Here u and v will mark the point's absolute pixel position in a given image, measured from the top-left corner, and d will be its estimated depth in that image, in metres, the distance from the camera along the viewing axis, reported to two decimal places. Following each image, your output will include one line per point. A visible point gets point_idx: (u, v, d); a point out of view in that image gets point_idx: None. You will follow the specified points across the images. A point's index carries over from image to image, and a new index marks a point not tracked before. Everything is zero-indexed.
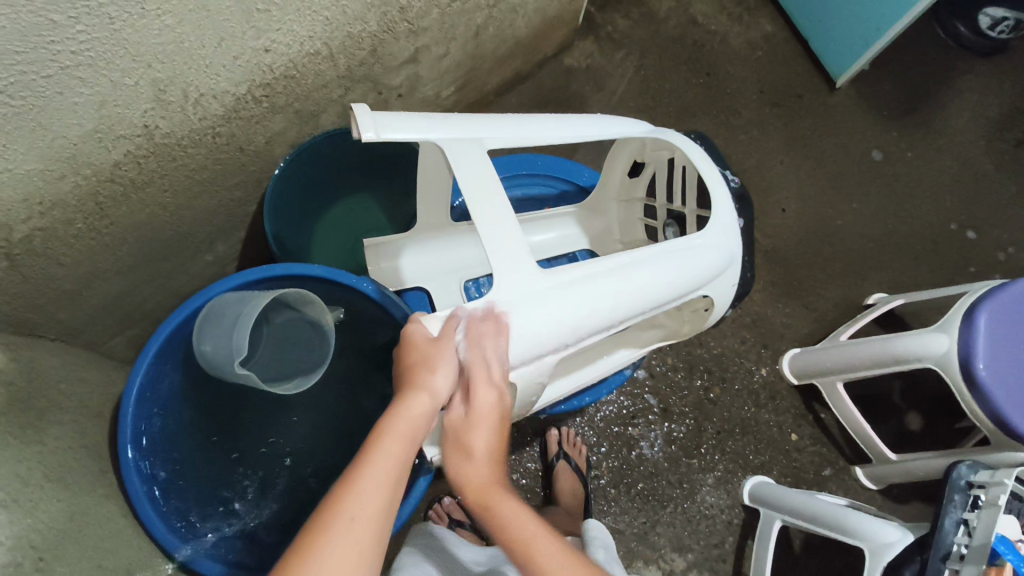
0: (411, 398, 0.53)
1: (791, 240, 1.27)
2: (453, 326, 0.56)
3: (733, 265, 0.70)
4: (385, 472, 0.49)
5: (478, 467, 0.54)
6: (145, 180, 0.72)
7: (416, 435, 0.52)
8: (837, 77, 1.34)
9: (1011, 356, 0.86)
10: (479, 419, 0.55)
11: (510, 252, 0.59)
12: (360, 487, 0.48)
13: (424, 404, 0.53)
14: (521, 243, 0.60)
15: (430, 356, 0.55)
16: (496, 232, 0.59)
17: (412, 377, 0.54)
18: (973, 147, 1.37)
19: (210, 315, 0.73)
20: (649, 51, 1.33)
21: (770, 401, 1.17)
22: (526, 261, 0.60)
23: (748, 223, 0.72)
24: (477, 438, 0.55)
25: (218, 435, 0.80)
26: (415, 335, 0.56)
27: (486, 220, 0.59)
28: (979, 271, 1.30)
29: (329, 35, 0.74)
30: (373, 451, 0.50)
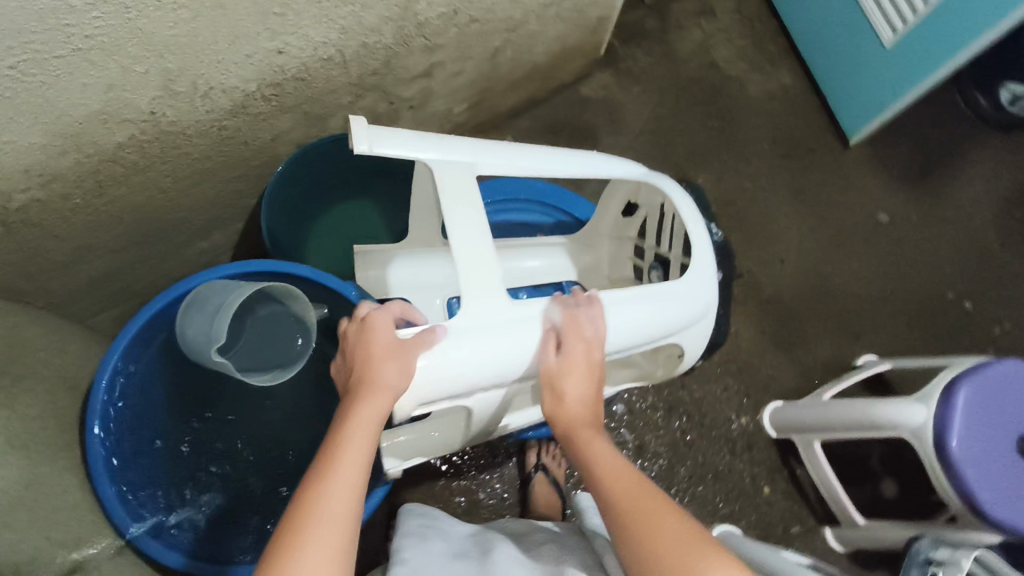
0: (365, 400, 0.54)
1: (785, 292, 1.27)
2: (421, 342, 0.56)
3: (708, 316, 0.70)
4: (351, 470, 0.51)
5: (574, 410, 0.62)
6: (147, 163, 0.73)
7: (372, 433, 0.54)
8: (850, 135, 1.34)
9: (987, 438, 0.85)
10: (575, 366, 0.61)
11: (484, 279, 0.60)
12: (330, 485, 0.49)
13: (376, 404, 0.54)
14: (496, 272, 0.61)
15: (388, 355, 0.55)
16: (472, 259, 0.60)
17: (369, 373, 0.55)
18: (980, 219, 1.37)
19: (194, 302, 0.73)
20: (665, 90, 1.34)
21: (746, 451, 1.16)
22: (499, 290, 0.60)
23: (728, 277, 0.73)
24: (573, 384, 0.62)
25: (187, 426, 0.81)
26: (376, 333, 0.57)
27: (463, 244, 0.60)
28: (973, 343, 1.29)
29: (343, 43, 0.76)
30: (333, 456, 0.51)
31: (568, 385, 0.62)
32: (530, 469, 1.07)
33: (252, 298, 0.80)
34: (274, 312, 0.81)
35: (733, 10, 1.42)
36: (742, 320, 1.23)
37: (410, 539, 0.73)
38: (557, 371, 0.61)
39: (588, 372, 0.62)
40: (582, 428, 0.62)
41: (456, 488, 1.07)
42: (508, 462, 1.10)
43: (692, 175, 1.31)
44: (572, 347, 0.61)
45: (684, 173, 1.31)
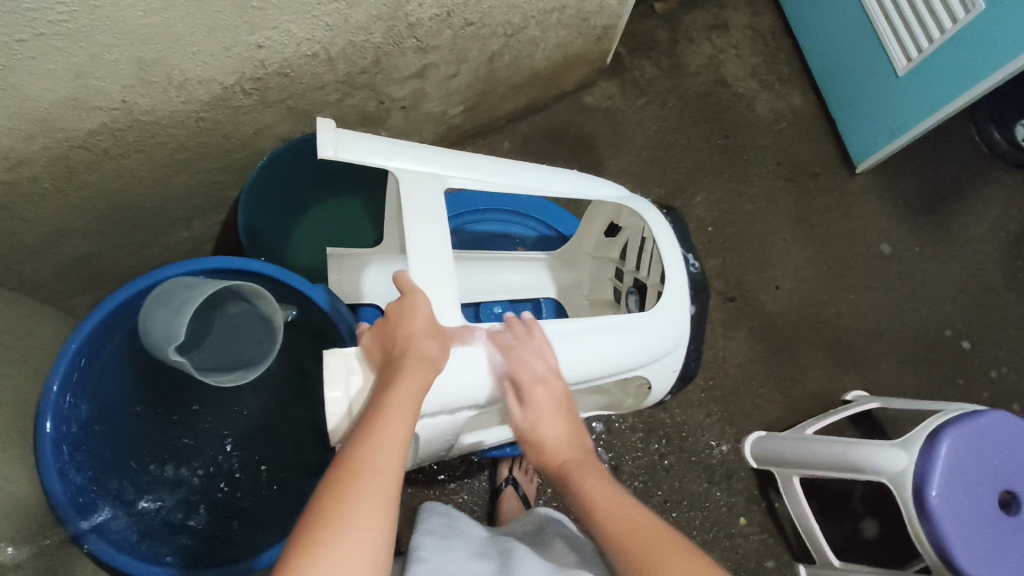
0: (406, 373, 0.51)
1: (779, 320, 1.24)
2: (458, 332, 0.56)
3: (678, 352, 0.68)
4: (395, 444, 0.49)
5: (558, 445, 0.61)
6: (120, 152, 0.71)
7: (413, 406, 0.51)
8: (858, 163, 1.31)
9: (967, 490, 0.82)
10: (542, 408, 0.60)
11: (439, 299, 0.57)
12: (372, 459, 0.47)
13: (418, 377, 0.52)
14: (453, 291, 0.58)
15: (432, 336, 0.54)
16: (428, 276, 0.57)
17: (411, 346, 0.53)
18: (986, 257, 1.33)
19: (158, 296, 0.72)
20: (671, 104, 1.31)
21: (725, 479, 1.13)
22: (454, 311, 0.57)
23: (702, 312, 0.71)
24: (548, 422, 0.61)
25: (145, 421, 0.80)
26: (418, 307, 0.54)
27: (419, 261, 0.57)
28: (968, 385, 1.25)
29: (329, 41, 0.73)
30: (375, 428, 0.48)
31: (540, 424, 0.60)
32: (501, 483, 1.05)
33: (221, 294, 0.78)
34: (242, 311, 0.79)
35: (747, 26, 1.39)
36: (731, 345, 1.21)
37: (428, 537, 0.71)
38: (525, 420, 0.60)
39: (556, 411, 0.60)
40: (572, 462, 0.61)
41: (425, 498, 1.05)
42: (480, 474, 1.08)
43: (691, 194, 1.28)
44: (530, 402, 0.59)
45: (684, 191, 1.28)
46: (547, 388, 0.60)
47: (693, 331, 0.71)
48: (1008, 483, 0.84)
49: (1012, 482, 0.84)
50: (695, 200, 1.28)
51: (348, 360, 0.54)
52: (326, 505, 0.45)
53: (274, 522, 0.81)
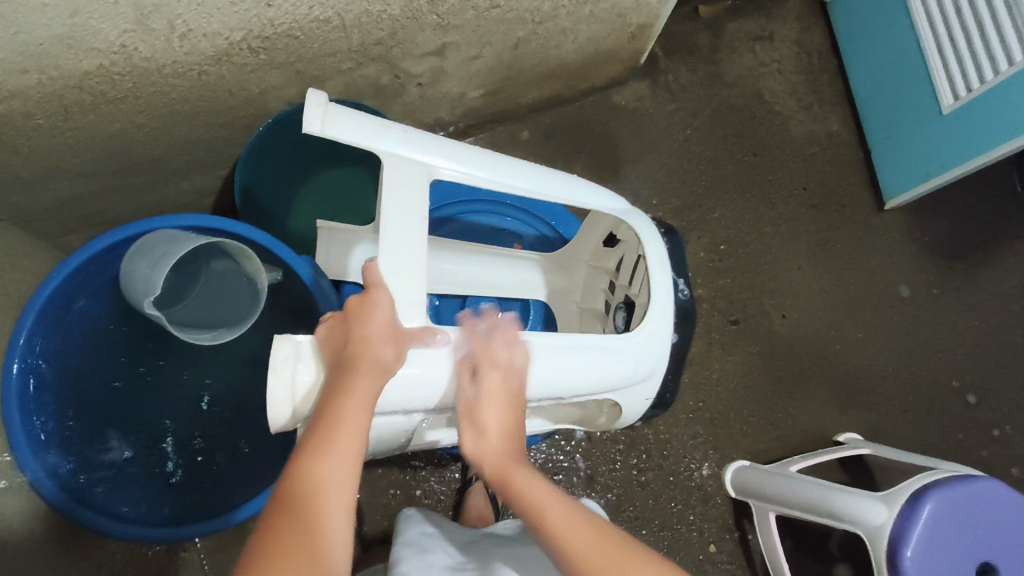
0: (358, 380, 0.51)
1: (782, 351, 1.20)
2: (425, 335, 0.54)
3: (654, 379, 0.66)
4: (349, 453, 0.50)
5: (491, 442, 0.58)
6: (118, 96, 0.70)
7: (364, 412, 0.51)
8: (888, 198, 1.25)
9: (944, 557, 0.79)
10: (489, 399, 0.57)
11: (404, 297, 0.55)
12: (326, 471, 0.49)
13: (371, 385, 0.51)
14: (420, 291, 0.56)
15: (388, 335, 0.53)
16: (396, 273, 0.55)
17: (368, 346, 0.52)
18: (1007, 315, 1.27)
19: (140, 248, 0.71)
20: (702, 113, 1.27)
21: (701, 504, 1.10)
22: (418, 310, 0.55)
23: (685, 342, 0.69)
24: (489, 417, 0.58)
25: (122, 376, 0.80)
26: (378, 306, 0.54)
27: (389, 255, 0.55)
28: (968, 444, 1.20)
29: (343, 7, 0.71)
30: (328, 440, 0.50)
31: (484, 420, 0.58)
32: (471, 475, 1.03)
33: (207, 249, 0.76)
34: (226, 268, 0.77)
35: (793, 41, 1.33)
36: (727, 369, 1.17)
37: (409, 552, 0.69)
38: (472, 401, 0.57)
39: (505, 404, 0.58)
40: (507, 465, 0.58)
41: (394, 481, 1.04)
42: (451, 466, 1.06)
43: (709, 208, 1.23)
44: (482, 398, 0.57)
45: (702, 204, 1.23)
46: (507, 370, 0.57)
47: (672, 360, 0.69)
48: (989, 555, 0.80)
49: (993, 554, 0.80)
50: (712, 215, 1.23)
51: (299, 348, 0.53)
52: (280, 517, 0.48)
53: (239, 484, 0.81)
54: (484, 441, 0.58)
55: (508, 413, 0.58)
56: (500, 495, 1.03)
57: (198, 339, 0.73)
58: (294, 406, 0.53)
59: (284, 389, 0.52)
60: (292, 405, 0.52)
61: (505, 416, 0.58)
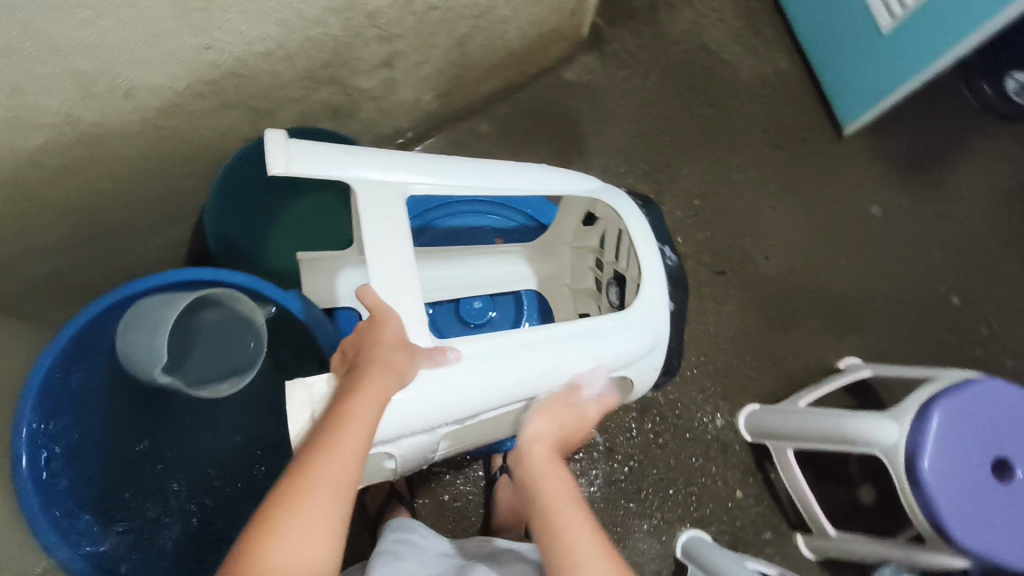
0: (372, 382, 0.51)
1: (771, 291, 1.22)
2: (438, 354, 0.55)
3: (658, 349, 0.68)
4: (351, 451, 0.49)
5: (542, 432, 0.62)
6: (75, 167, 0.68)
7: (375, 413, 0.51)
8: (846, 125, 1.27)
9: (961, 460, 0.81)
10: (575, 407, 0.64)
11: (407, 317, 0.56)
12: (327, 473, 0.48)
13: (387, 388, 0.52)
14: (420, 308, 0.56)
15: (398, 347, 0.54)
16: (394, 294, 0.56)
17: (379, 354, 0.53)
18: (979, 217, 1.30)
19: (134, 319, 0.72)
20: (653, 75, 1.27)
21: (720, 454, 1.13)
22: (421, 329, 0.56)
23: (682, 303, 0.70)
24: (561, 414, 0.63)
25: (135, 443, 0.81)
26: (385, 323, 0.54)
27: (383, 278, 0.56)
28: (962, 346, 1.24)
29: (283, 37, 0.70)
30: (332, 437, 0.49)
31: (557, 416, 0.63)
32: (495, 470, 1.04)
33: (194, 304, 0.75)
34: (219, 315, 0.76)
35: None
36: (723, 319, 1.19)
37: (382, 559, 0.70)
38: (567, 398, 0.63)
39: (566, 419, 0.63)
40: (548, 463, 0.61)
41: (421, 490, 1.05)
42: (475, 465, 1.07)
43: (677, 166, 1.25)
44: (559, 407, 0.63)
45: (670, 163, 1.25)
46: (584, 406, 0.65)
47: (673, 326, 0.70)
48: (1002, 450, 0.83)
49: (1004, 449, 0.83)
50: (681, 173, 1.25)
51: (311, 387, 0.54)
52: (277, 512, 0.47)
53: None
54: (544, 430, 0.63)
55: (566, 430, 0.64)
56: None
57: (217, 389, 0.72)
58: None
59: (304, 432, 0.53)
60: None
61: (561, 424, 0.64)
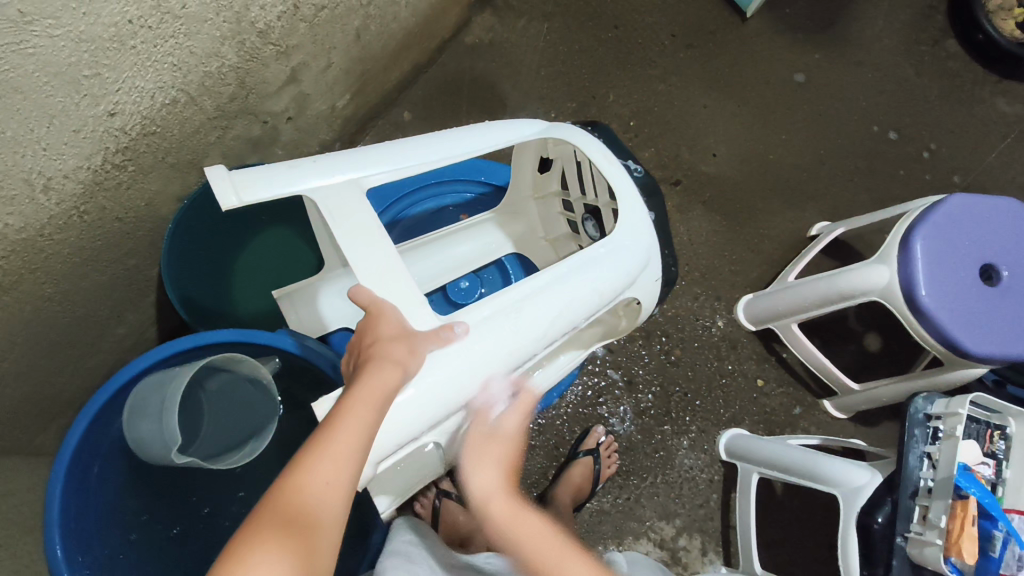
0: (377, 373, 0.50)
1: (728, 185, 1.24)
2: (447, 333, 0.54)
3: (653, 263, 0.69)
4: (351, 443, 0.47)
5: (484, 485, 0.63)
6: (15, 279, 0.65)
7: (381, 405, 0.49)
8: (746, 7, 1.29)
9: (953, 278, 0.85)
10: (501, 437, 0.63)
11: (406, 305, 0.55)
12: (326, 463, 0.46)
13: (393, 378, 0.50)
14: (416, 294, 0.56)
15: (401, 338, 0.52)
16: (386, 288, 0.55)
17: (380, 354, 0.51)
18: (892, 53, 1.34)
19: (134, 407, 0.69)
20: (552, 14, 1.26)
21: (732, 351, 1.15)
22: (424, 313, 0.55)
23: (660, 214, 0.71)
24: (486, 462, 0.63)
25: (178, 535, 0.79)
26: (383, 318, 0.53)
27: (371, 275, 0.55)
28: (912, 176, 1.28)
29: (183, 80, 0.67)
30: (332, 433, 0.47)
31: (485, 460, 0.63)
32: (580, 451, 1.05)
33: (195, 376, 0.73)
34: (222, 381, 0.74)
35: None
36: (692, 226, 1.21)
37: (393, 560, 0.67)
38: (494, 432, 0.63)
39: (491, 464, 0.63)
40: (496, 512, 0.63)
41: None
42: None
43: (603, 95, 1.25)
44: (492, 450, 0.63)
45: (595, 95, 1.24)
46: (498, 433, 0.63)
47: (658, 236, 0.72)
48: (985, 256, 0.87)
49: (986, 256, 0.87)
50: (609, 99, 1.25)
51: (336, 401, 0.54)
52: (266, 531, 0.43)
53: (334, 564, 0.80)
54: (485, 482, 0.63)
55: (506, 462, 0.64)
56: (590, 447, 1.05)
57: (241, 456, 0.70)
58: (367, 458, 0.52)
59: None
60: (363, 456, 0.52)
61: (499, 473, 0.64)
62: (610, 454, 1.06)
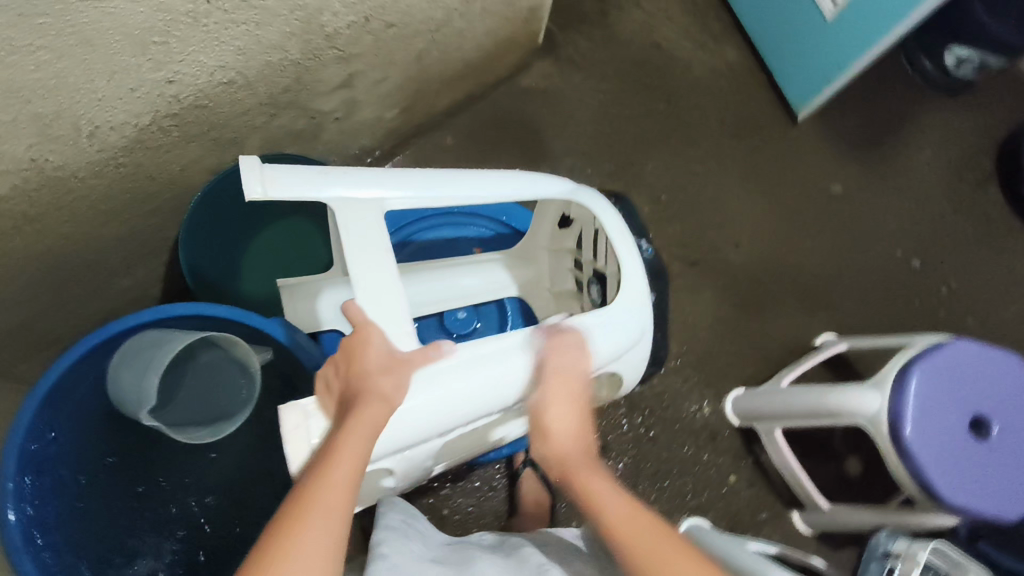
0: (369, 409, 0.52)
1: (743, 277, 1.25)
2: (429, 355, 0.56)
3: (644, 342, 0.70)
4: (344, 481, 0.49)
5: (559, 428, 0.62)
6: (40, 212, 0.67)
7: (371, 443, 0.51)
8: (799, 110, 1.31)
9: (940, 421, 0.84)
10: (553, 400, 0.61)
11: (392, 327, 0.56)
12: (321, 505, 0.48)
13: (384, 412, 0.52)
14: (406, 318, 0.57)
15: (388, 367, 0.54)
16: (377, 309, 0.56)
17: (371, 387, 0.53)
18: (930, 186, 1.35)
19: (121, 358, 0.70)
20: (609, 76, 1.30)
21: (711, 441, 1.15)
22: (406, 337, 0.56)
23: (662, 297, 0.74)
24: (554, 418, 0.62)
25: (126, 495, 0.79)
26: (370, 342, 0.54)
27: (366, 293, 0.56)
28: (925, 309, 1.28)
29: (243, 65, 0.70)
30: (329, 470, 0.49)
31: (553, 419, 0.62)
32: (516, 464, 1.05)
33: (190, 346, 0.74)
34: (213, 357, 0.75)
35: None
36: (699, 309, 1.22)
37: (389, 532, 0.68)
38: (542, 401, 0.61)
39: (569, 404, 0.62)
40: (576, 465, 0.62)
41: (420, 507, 1.04)
42: (470, 477, 1.06)
43: (641, 163, 1.27)
44: (548, 378, 0.61)
45: (633, 161, 1.27)
46: (561, 373, 0.61)
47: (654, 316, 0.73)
48: (977, 408, 0.86)
49: (979, 407, 0.86)
50: (645, 168, 1.27)
51: (305, 409, 0.54)
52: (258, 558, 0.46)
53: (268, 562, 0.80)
54: (558, 424, 0.62)
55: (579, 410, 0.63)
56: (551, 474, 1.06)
57: (202, 437, 0.70)
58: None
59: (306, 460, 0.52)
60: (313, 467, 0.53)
61: (580, 415, 0.63)
62: None
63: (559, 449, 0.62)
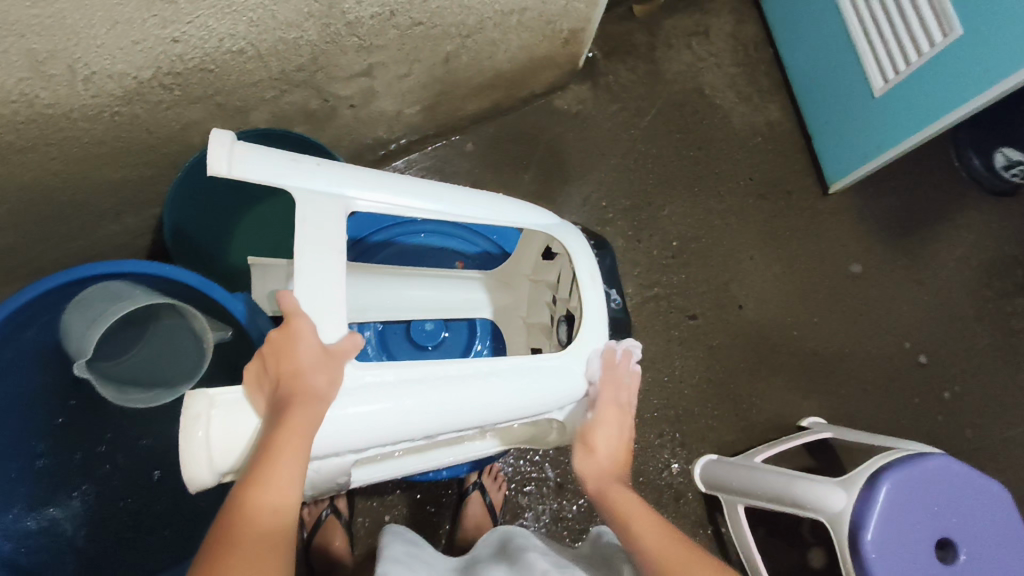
0: (302, 408, 0.51)
1: (740, 341, 1.21)
2: (345, 347, 0.54)
3: None
4: (286, 479, 0.49)
5: (605, 451, 0.66)
6: (26, 145, 0.66)
7: (307, 440, 0.50)
8: (832, 182, 1.26)
9: (903, 535, 0.79)
10: (603, 419, 0.66)
11: (324, 323, 0.54)
12: (264, 505, 0.48)
13: (317, 409, 0.51)
14: (338, 314, 0.55)
15: (321, 364, 0.52)
16: (312, 301, 0.54)
17: (303, 384, 0.51)
18: (955, 285, 1.29)
19: (78, 305, 0.69)
20: (644, 112, 1.27)
21: (672, 502, 1.11)
22: (330, 329, 0.54)
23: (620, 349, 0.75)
24: (602, 438, 0.66)
25: (63, 441, 0.78)
26: (300, 335, 0.52)
27: (305, 285, 0.54)
28: (924, 411, 1.22)
29: (256, 37, 0.69)
30: (269, 470, 0.49)
31: (598, 439, 0.66)
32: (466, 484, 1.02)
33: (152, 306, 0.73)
34: (171, 323, 0.74)
35: (728, 34, 1.34)
36: (688, 365, 1.18)
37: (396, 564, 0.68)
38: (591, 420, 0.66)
39: (619, 431, 0.67)
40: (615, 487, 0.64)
41: (361, 509, 1.02)
42: (417, 489, 1.04)
43: (658, 206, 1.24)
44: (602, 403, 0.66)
45: (651, 202, 1.24)
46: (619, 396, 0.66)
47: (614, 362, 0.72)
48: (947, 531, 0.81)
49: (950, 530, 0.81)
50: (662, 212, 1.24)
51: (212, 399, 0.51)
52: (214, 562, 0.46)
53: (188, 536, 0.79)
54: (600, 452, 0.66)
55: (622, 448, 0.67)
56: (498, 504, 1.02)
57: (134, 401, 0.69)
58: (214, 467, 0.51)
59: (200, 451, 0.50)
60: (212, 464, 0.50)
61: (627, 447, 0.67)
62: (496, 477, 1.04)
63: (596, 469, 0.65)
